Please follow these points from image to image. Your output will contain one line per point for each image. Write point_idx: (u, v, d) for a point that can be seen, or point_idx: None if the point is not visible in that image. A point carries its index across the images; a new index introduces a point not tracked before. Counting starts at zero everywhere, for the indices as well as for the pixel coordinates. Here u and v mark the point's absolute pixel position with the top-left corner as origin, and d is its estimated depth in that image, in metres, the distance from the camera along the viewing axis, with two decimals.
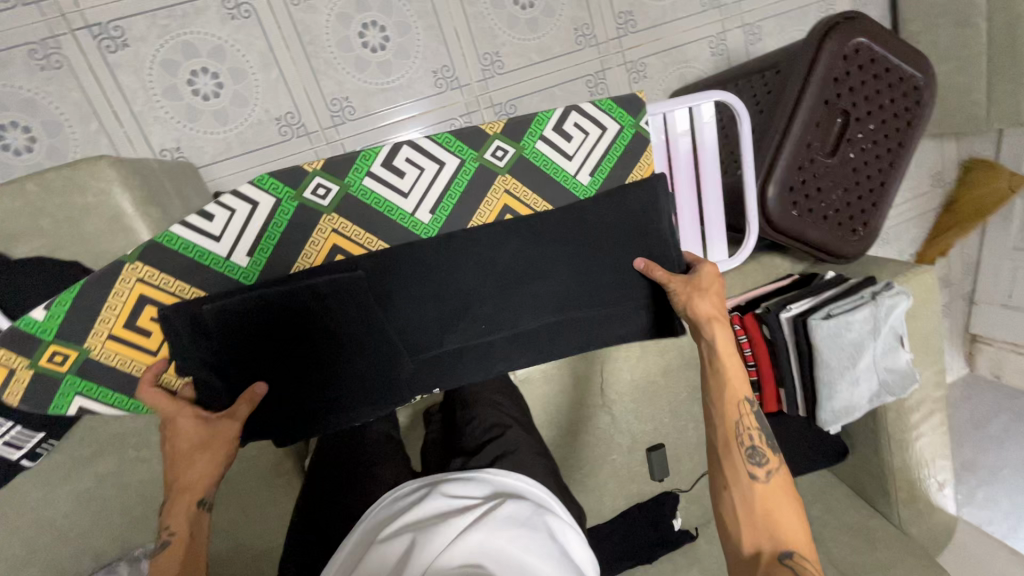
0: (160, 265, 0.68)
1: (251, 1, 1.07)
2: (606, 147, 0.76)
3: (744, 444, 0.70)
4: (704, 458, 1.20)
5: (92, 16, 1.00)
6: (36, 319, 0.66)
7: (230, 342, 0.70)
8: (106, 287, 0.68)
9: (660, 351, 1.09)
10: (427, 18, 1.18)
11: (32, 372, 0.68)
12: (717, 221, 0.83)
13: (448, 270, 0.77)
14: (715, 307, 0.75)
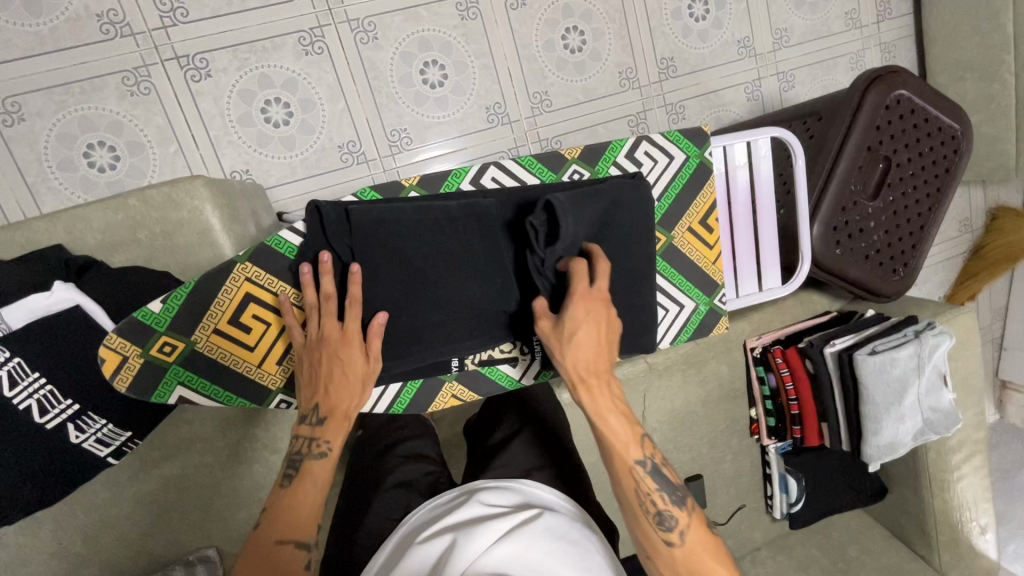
0: (266, 266, 0.71)
1: (325, 38, 1.16)
2: (673, 174, 0.80)
3: (651, 512, 0.63)
4: (740, 492, 1.20)
5: (180, 49, 1.09)
6: (154, 309, 0.68)
7: (361, 250, 0.68)
8: (218, 284, 0.70)
9: (700, 382, 1.11)
10: (483, 59, 1.26)
11: (142, 360, 0.69)
12: (767, 255, 0.87)
13: (567, 218, 0.72)
14: (591, 358, 0.63)
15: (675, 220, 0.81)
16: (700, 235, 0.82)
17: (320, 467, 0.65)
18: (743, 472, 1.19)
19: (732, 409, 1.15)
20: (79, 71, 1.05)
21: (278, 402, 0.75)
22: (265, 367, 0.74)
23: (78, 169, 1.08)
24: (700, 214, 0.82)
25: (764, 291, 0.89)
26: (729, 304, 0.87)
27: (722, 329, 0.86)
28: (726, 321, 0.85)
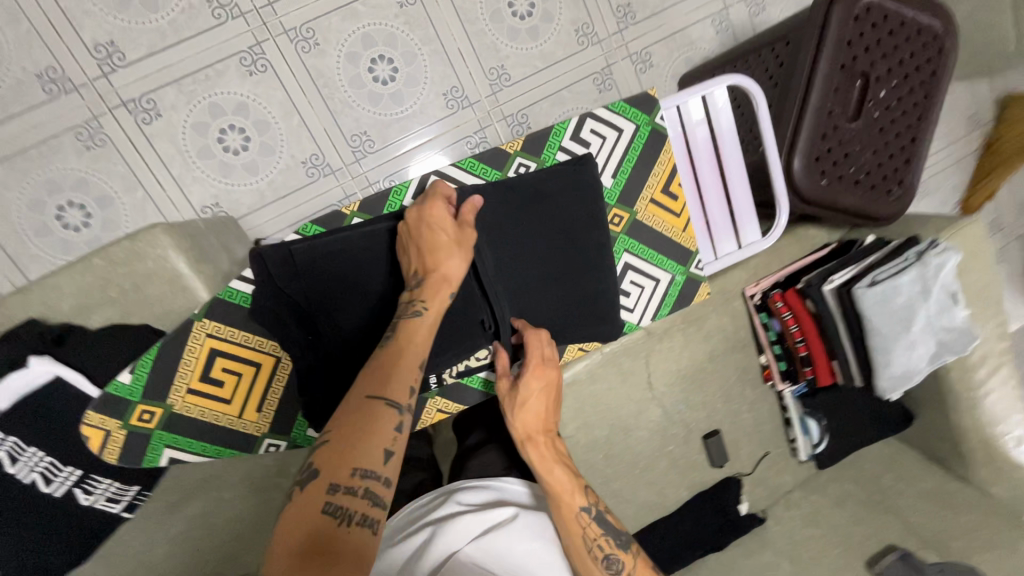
0: (224, 321, 0.74)
1: (266, 55, 1.13)
2: (626, 146, 0.81)
3: (597, 554, 0.66)
4: (763, 439, 1.19)
5: (125, 95, 1.07)
6: (126, 382, 0.71)
7: (311, 285, 0.71)
8: (180, 347, 0.73)
9: (703, 339, 1.08)
10: (431, 44, 1.21)
11: (125, 432, 0.73)
12: (745, 210, 0.87)
13: (531, 213, 0.76)
14: (540, 420, 0.74)
15: (635, 193, 0.84)
16: (663, 205, 0.85)
17: (413, 336, 0.65)
18: (763, 418, 1.17)
19: (741, 359, 1.12)
20: (31, 135, 1.05)
21: (267, 446, 0.80)
22: (246, 416, 0.78)
23: (54, 232, 1.09)
24: (661, 184, 0.84)
25: (746, 247, 0.90)
26: (709, 267, 0.90)
27: (705, 294, 0.92)
28: (707, 286, 0.91)
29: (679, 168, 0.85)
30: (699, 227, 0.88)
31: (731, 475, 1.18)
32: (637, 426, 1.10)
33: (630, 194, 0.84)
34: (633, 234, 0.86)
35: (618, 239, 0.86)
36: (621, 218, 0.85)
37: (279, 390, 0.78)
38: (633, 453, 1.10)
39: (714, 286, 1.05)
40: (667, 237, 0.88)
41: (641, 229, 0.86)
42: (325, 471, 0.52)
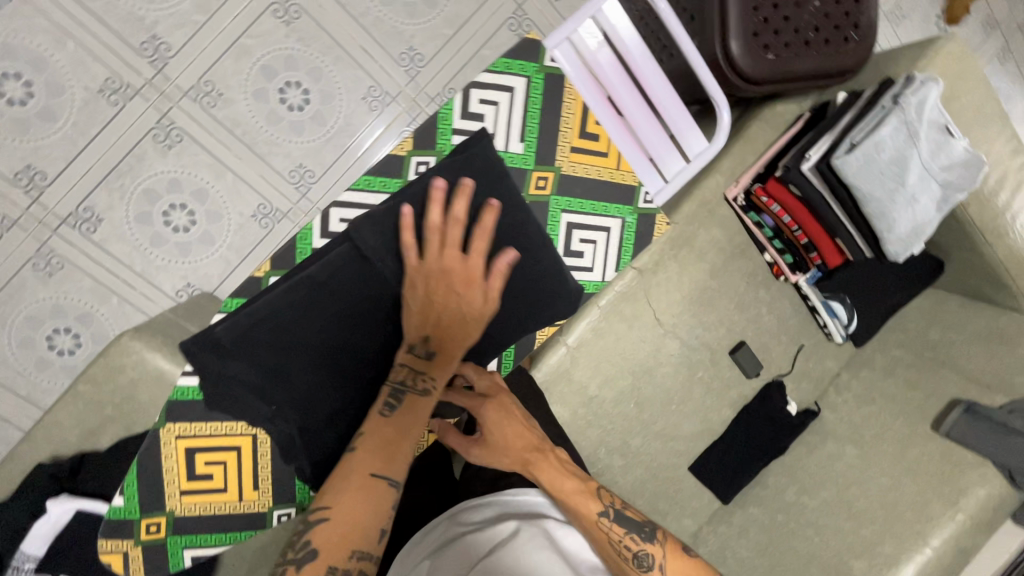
0: (187, 419, 0.68)
1: (178, 124, 1.10)
2: (526, 101, 0.74)
3: (628, 557, 0.65)
4: (794, 335, 1.14)
5: (61, 211, 1.08)
6: (118, 504, 0.68)
7: (254, 359, 0.65)
8: (155, 456, 0.68)
9: (698, 257, 1.04)
10: (331, 51, 1.15)
11: (141, 547, 0.71)
12: (677, 119, 0.76)
13: (446, 219, 0.69)
14: (525, 445, 0.73)
15: (552, 148, 0.76)
16: (587, 149, 0.77)
17: (421, 410, 0.65)
18: (787, 314, 1.12)
19: (745, 264, 1.07)
20: None
21: (280, 516, 0.75)
22: (246, 497, 0.73)
23: (54, 361, 1.13)
24: (577, 127, 0.75)
25: (695, 163, 0.78)
26: (660, 197, 0.81)
27: (664, 225, 0.85)
28: (664, 216, 0.84)
29: (592, 103, 0.76)
30: (635, 157, 0.79)
31: (771, 379, 1.15)
32: (660, 365, 1.07)
33: (546, 151, 0.76)
34: (566, 190, 0.79)
35: (550, 201, 0.79)
36: (546, 179, 0.77)
37: (268, 464, 0.72)
38: (664, 390, 1.08)
39: (691, 201, 1.01)
40: (604, 180, 0.79)
41: (572, 183, 0.78)
42: (324, 555, 0.55)
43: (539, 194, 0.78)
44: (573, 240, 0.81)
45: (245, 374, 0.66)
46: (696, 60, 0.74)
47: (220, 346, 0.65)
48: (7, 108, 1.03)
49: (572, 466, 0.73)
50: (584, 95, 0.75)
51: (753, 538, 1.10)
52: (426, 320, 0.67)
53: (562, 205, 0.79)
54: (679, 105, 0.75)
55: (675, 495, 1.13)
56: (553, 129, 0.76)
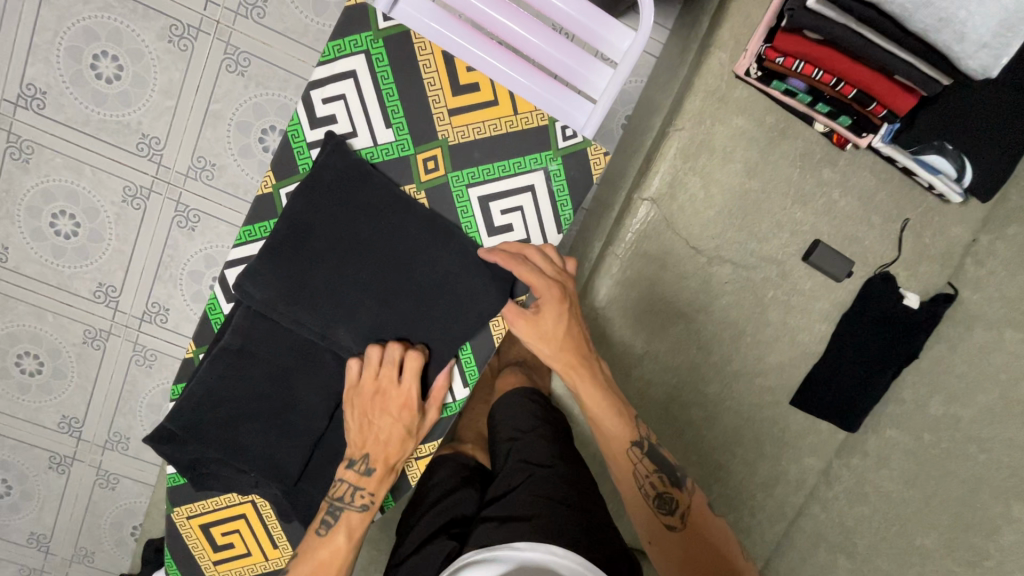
0: (193, 500, 0.80)
1: (193, 206, 1.18)
2: (373, 80, 0.69)
3: (647, 496, 0.72)
4: (890, 210, 0.87)
5: (136, 312, 1.23)
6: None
7: (208, 438, 0.74)
8: (181, 538, 0.82)
9: (724, 160, 0.84)
10: (290, 82, 1.13)
11: None
12: (583, 22, 0.61)
13: (318, 245, 0.71)
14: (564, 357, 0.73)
15: (427, 120, 0.70)
16: (468, 105, 0.69)
17: (354, 524, 0.74)
18: (872, 188, 0.86)
19: (791, 145, 0.84)
20: (114, 383, 1.27)
21: None
22: (270, 555, 0.83)
23: None
24: (446, 86, 0.69)
25: (625, 62, 0.62)
26: (588, 129, 0.68)
27: (603, 157, 0.70)
28: (598, 147, 0.70)
29: (462, 48, 0.67)
30: (544, 89, 0.67)
31: (874, 273, 0.89)
32: (714, 297, 0.90)
33: (423, 127, 0.70)
34: (462, 161, 0.71)
35: (449, 180, 0.72)
36: (435, 158, 0.72)
37: (275, 521, 0.82)
38: (728, 325, 0.91)
39: (694, 95, 0.82)
40: (506, 134, 0.70)
41: (468, 150, 0.71)
42: None
43: (433, 176, 0.72)
44: (493, 215, 0.73)
45: (208, 447, 0.74)
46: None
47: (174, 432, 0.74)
48: (67, 241, 1.19)
49: (601, 398, 0.74)
50: (450, 43, 0.67)
51: (898, 465, 0.87)
52: (364, 449, 0.74)
53: (462, 180, 0.72)
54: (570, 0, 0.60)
55: (781, 435, 0.96)
56: (422, 99, 0.69)
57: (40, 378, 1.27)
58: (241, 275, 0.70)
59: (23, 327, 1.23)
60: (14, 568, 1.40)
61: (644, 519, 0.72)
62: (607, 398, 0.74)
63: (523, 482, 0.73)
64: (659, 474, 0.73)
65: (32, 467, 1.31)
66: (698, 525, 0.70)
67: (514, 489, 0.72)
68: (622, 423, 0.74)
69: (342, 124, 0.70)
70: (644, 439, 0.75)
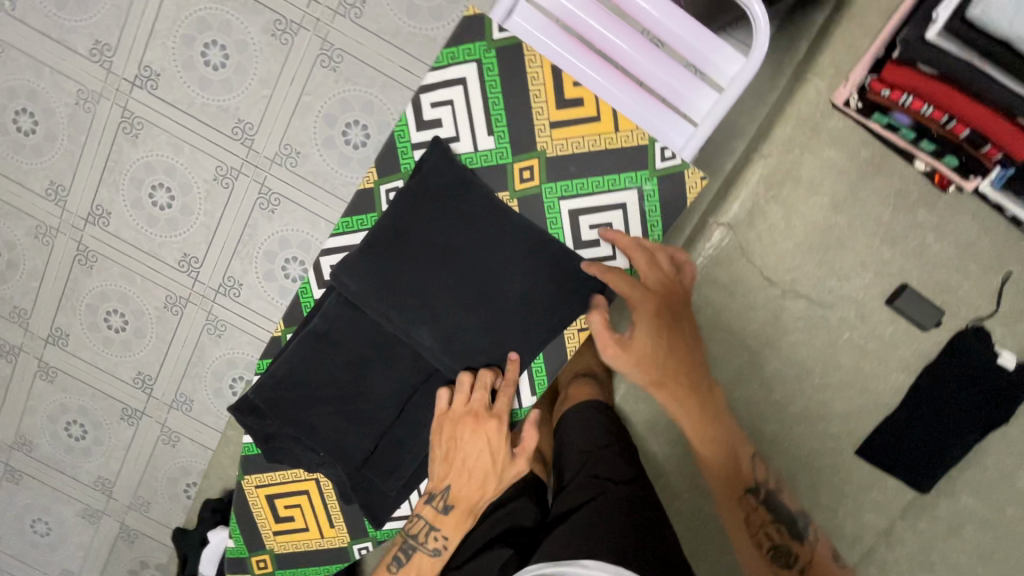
0: (256, 468, 0.85)
1: (276, 190, 1.24)
2: (482, 89, 0.70)
3: (762, 543, 0.72)
4: (993, 260, 0.81)
5: (214, 284, 1.31)
6: (232, 545, 0.88)
7: (280, 412, 0.79)
8: (248, 505, 0.86)
9: (811, 191, 0.81)
10: (376, 79, 1.18)
11: None
12: (694, 45, 0.62)
13: (416, 246, 0.74)
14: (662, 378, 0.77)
15: (528, 131, 0.71)
16: (569, 119, 0.69)
17: (424, 565, 0.80)
18: (974, 235, 0.80)
19: (885, 182, 0.80)
20: (186, 347, 1.36)
21: (358, 549, 0.87)
22: (326, 534, 0.86)
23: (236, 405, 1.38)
24: (551, 99, 0.69)
25: (732, 87, 0.62)
26: (686, 151, 0.68)
27: (700, 181, 0.70)
28: (696, 171, 0.70)
29: (568, 62, 0.67)
30: (645, 109, 0.67)
31: (967, 327, 0.83)
32: (783, 332, 0.86)
33: (519, 136, 0.71)
34: (557, 174, 0.72)
35: (543, 191, 0.73)
36: (532, 168, 0.72)
37: (335, 502, 0.85)
38: (796, 363, 0.87)
39: (785, 122, 0.80)
40: (605, 151, 0.70)
41: (564, 164, 0.72)
42: None
43: (527, 185, 0.73)
44: (581, 229, 0.73)
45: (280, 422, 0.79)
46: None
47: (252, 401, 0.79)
48: (161, 212, 1.29)
49: (698, 423, 0.78)
50: (557, 57, 0.67)
51: None
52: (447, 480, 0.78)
53: (555, 191, 0.72)
54: (684, 24, 0.61)
55: (841, 487, 0.91)
56: (526, 110, 0.70)
57: (123, 335, 1.37)
58: (341, 266, 0.74)
59: (114, 287, 1.34)
60: (76, 507, 1.48)
61: (744, 549, 0.73)
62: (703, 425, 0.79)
63: (592, 500, 0.74)
64: (776, 523, 0.73)
65: (106, 416, 1.42)
66: (825, 567, 0.71)
67: (582, 506, 0.73)
68: (732, 461, 0.77)
69: (447, 128, 0.72)
70: (761, 484, 0.76)
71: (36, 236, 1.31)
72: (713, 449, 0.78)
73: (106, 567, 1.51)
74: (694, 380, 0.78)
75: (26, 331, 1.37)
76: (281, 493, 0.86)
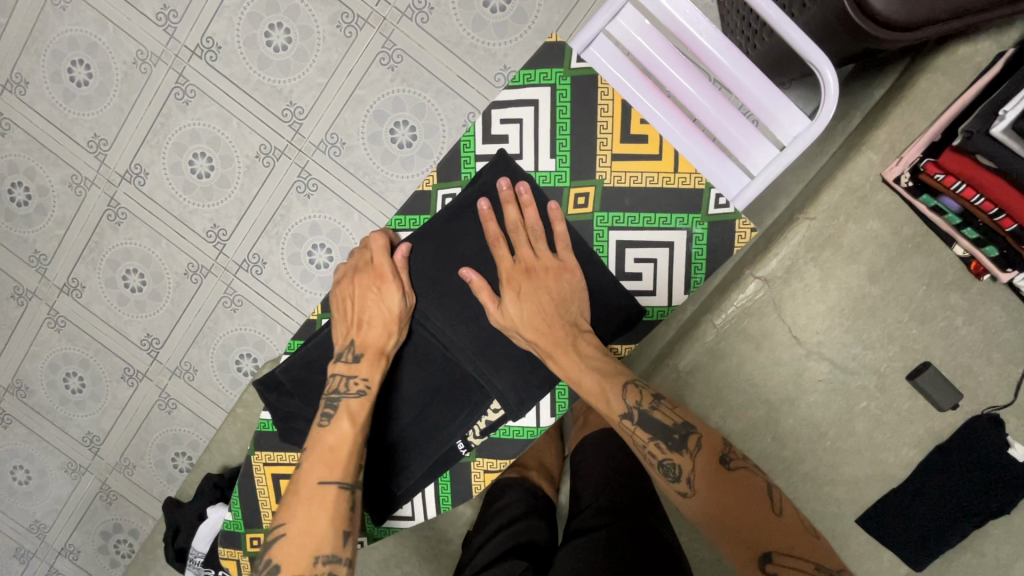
0: (268, 449, 0.86)
1: (314, 175, 1.26)
2: (552, 113, 0.73)
3: (656, 462, 0.68)
4: (1016, 352, 0.82)
5: (237, 258, 1.32)
6: (230, 518, 0.88)
7: (307, 402, 0.82)
8: (253, 480, 0.86)
9: (849, 258, 0.82)
10: (431, 84, 1.20)
11: (249, 557, 0.90)
12: (760, 97, 0.63)
13: (459, 252, 0.76)
14: (539, 330, 0.72)
15: (589, 160, 0.73)
16: (633, 153, 0.71)
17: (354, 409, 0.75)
18: (1000, 324, 0.82)
19: (923, 261, 0.81)
20: (199, 317, 1.36)
21: None
22: None
23: (241, 381, 1.38)
24: (617, 132, 0.71)
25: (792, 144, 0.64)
26: (739, 201, 0.69)
27: (750, 233, 0.72)
28: (747, 222, 0.71)
29: (637, 99, 0.69)
30: (705, 155, 0.69)
31: (982, 414, 0.84)
32: (801, 391, 0.87)
33: (582, 164, 0.73)
34: (611, 205, 0.73)
35: (595, 220, 0.74)
36: (586, 195, 0.74)
37: None
38: (809, 422, 0.88)
39: (833, 188, 0.81)
40: (661, 189, 0.72)
41: (619, 196, 0.73)
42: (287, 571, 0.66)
43: (580, 211, 0.74)
44: (626, 261, 0.75)
45: (308, 409, 0.82)
46: (777, 17, 0.59)
47: (281, 385, 0.82)
48: (198, 181, 1.30)
49: (581, 367, 0.71)
50: (627, 92, 0.69)
51: None
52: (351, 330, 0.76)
53: (606, 222, 0.74)
54: (754, 79, 0.62)
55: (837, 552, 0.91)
56: (591, 138, 0.73)
57: (139, 295, 1.37)
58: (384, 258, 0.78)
59: (137, 247, 1.34)
60: (61, 460, 1.47)
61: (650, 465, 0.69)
62: (590, 368, 0.71)
63: (609, 525, 0.77)
64: (659, 441, 0.69)
65: (108, 373, 1.41)
66: (720, 484, 0.65)
67: (600, 529, 0.77)
68: (603, 385, 0.70)
69: (513, 144, 0.74)
70: (634, 408, 0.70)
71: (70, 184, 1.32)
72: (578, 372, 0.71)
73: (79, 525, 1.49)
74: (572, 315, 0.74)
75: (42, 277, 1.37)
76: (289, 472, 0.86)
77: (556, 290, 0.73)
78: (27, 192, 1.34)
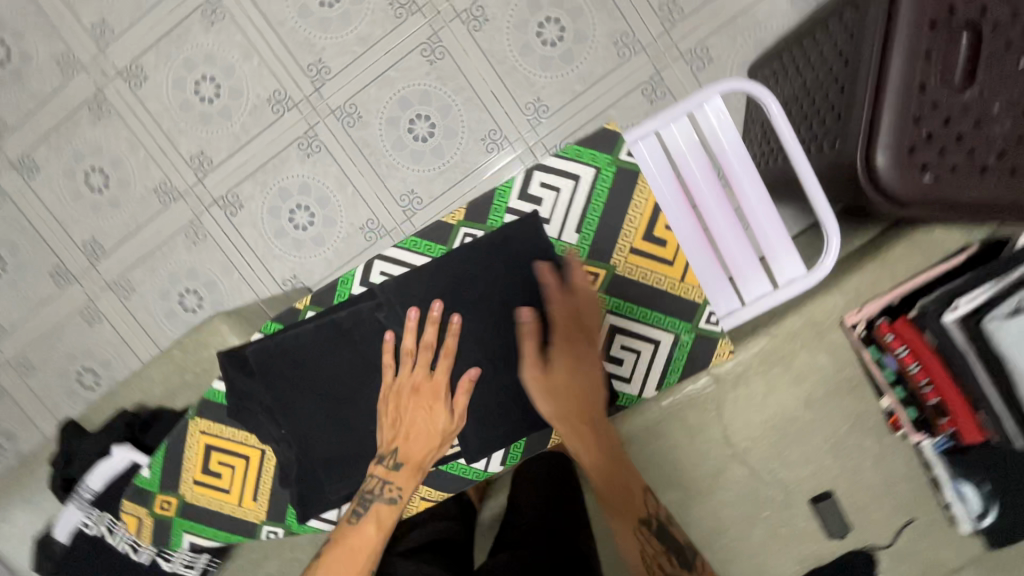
0: (208, 419, 0.92)
1: (320, 137, 1.23)
2: (589, 192, 0.84)
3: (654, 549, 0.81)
4: (905, 504, 0.91)
5: (215, 193, 1.26)
6: (146, 475, 0.95)
7: (265, 386, 0.86)
8: (183, 445, 0.93)
9: (793, 382, 0.89)
10: (464, 91, 1.21)
11: (152, 518, 0.96)
12: (772, 238, 0.74)
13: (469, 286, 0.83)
14: (572, 407, 0.81)
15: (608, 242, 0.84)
16: (648, 252, 0.83)
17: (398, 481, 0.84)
18: (899, 476, 0.90)
19: (853, 402, 0.89)
20: (155, 238, 1.29)
21: (266, 531, 0.94)
22: (244, 503, 0.93)
23: (178, 315, 1.31)
24: (642, 229, 0.83)
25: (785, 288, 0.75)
26: (727, 321, 0.79)
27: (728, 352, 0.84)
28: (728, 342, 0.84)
29: (667, 203, 0.80)
30: (711, 271, 0.79)
31: (862, 549, 0.92)
32: (715, 484, 0.93)
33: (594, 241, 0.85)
34: None
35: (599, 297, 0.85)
36: (596, 275, 0.85)
37: (269, 478, 0.92)
38: (715, 518, 0.94)
39: (798, 316, 0.88)
40: (663, 289, 0.84)
41: (625, 283, 0.85)
42: None
43: (587, 287, 0.86)
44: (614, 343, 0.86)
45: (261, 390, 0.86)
46: (809, 177, 0.72)
47: (247, 361, 0.86)
48: (199, 103, 1.24)
49: (604, 447, 0.82)
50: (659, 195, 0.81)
51: None
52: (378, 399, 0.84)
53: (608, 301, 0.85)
54: (773, 221, 0.74)
55: None
56: (618, 224, 0.84)
57: (97, 197, 1.28)
58: (395, 279, 0.84)
59: (111, 147, 1.26)
60: None
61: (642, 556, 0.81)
62: (601, 449, 0.82)
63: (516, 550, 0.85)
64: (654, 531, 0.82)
65: (34, 265, 1.31)
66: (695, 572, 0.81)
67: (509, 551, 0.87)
68: (613, 463, 0.83)
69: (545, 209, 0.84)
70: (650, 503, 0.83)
71: (57, 61, 1.23)
72: (595, 449, 0.82)
73: None
74: (590, 402, 0.82)
75: None
76: (221, 447, 0.93)
77: (587, 378, 0.82)
78: (7, 52, 1.23)
